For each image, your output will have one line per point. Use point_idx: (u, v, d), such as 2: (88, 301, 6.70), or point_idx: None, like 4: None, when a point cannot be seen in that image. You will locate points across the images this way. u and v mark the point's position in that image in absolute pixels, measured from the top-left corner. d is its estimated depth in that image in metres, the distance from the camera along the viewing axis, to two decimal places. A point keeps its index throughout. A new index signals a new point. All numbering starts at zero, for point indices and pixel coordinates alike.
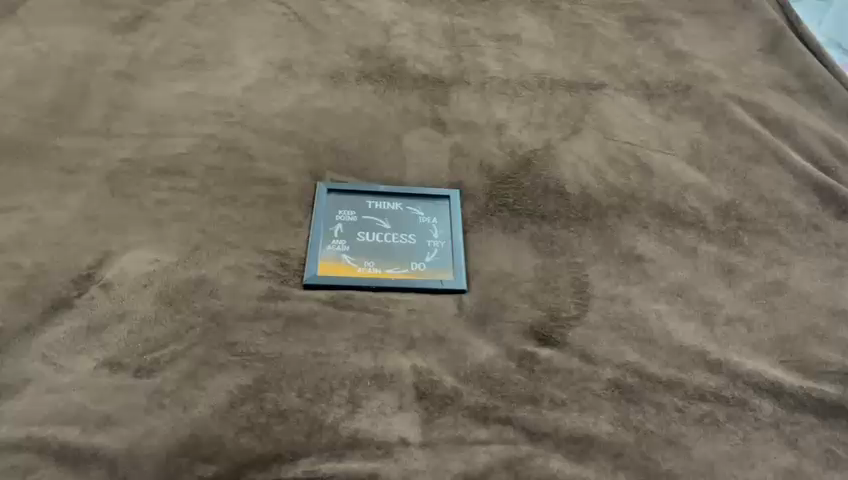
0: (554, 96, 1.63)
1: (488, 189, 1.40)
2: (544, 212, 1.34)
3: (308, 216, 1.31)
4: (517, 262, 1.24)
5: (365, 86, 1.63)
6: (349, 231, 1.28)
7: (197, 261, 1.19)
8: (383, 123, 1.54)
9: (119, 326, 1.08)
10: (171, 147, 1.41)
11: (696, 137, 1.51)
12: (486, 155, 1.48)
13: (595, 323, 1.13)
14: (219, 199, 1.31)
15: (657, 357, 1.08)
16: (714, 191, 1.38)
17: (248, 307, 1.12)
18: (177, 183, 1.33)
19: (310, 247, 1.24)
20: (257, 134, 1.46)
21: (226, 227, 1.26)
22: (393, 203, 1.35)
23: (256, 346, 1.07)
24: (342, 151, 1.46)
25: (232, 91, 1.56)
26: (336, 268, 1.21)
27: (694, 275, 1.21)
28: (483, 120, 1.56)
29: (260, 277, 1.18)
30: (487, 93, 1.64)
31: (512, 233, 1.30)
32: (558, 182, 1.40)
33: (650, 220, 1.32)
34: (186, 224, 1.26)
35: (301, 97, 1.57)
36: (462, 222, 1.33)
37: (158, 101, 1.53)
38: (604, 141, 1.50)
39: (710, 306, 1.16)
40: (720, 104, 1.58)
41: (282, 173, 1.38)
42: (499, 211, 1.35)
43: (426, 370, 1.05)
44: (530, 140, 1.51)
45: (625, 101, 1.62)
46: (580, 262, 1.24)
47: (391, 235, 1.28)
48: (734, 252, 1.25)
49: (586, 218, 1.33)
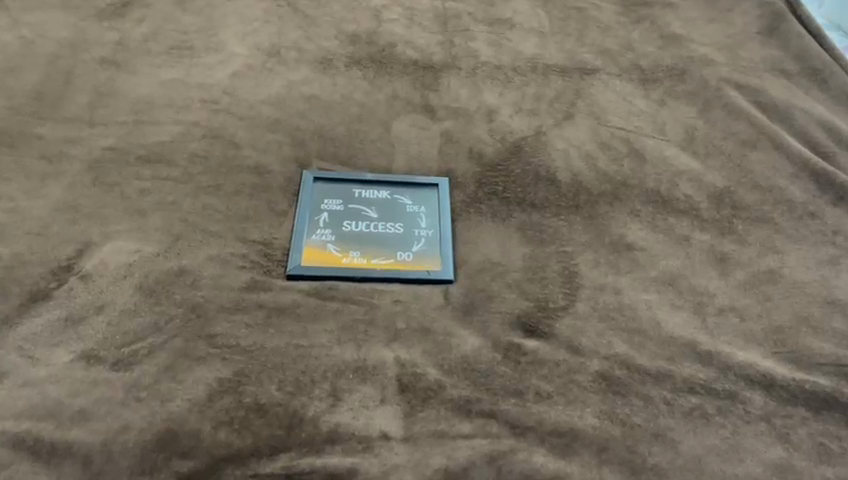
0: (546, 82, 1.60)
1: (477, 177, 1.38)
2: (534, 200, 1.31)
3: (294, 205, 1.29)
4: (505, 251, 1.22)
5: (355, 72, 1.60)
6: (334, 221, 1.26)
7: (179, 251, 1.17)
8: (372, 110, 1.51)
9: (97, 317, 1.06)
10: (155, 134, 1.38)
11: (691, 123, 1.47)
12: (476, 143, 1.45)
13: (584, 314, 1.10)
14: (202, 187, 1.29)
15: (646, 348, 1.05)
16: (708, 178, 1.35)
17: (229, 298, 1.10)
18: (160, 172, 1.31)
19: (295, 237, 1.22)
20: (243, 121, 1.43)
21: (209, 216, 1.24)
22: (381, 192, 1.33)
23: (236, 338, 1.05)
24: (329, 138, 1.43)
25: (218, 78, 1.54)
26: (321, 258, 1.19)
27: (686, 264, 1.19)
28: (474, 106, 1.53)
29: (242, 267, 1.16)
30: (478, 78, 1.61)
31: (501, 222, 1.28)
32: (548, 169, 1.37)
33: (642, 207, 1.30)
34: (168, 214, 1.23)
35: (289, 83, 1.54)
36: (450, 210, 1.31)
37: (143, 88, 1.50)
38: (597, 127, 1.48)
39: (702, 296, 1.13)
40: (716, 88, 1.54)
41: (267, 161, 1.35)
42: (488, 199, 1.33)
43: (409, 362, 1.03)
44: (521, 127, 1.48)
45: (619, 86, 1.58)
46: (570, 251, 1.21)
47: (378, 224, 1.26)
48: (727, 240, 1.22)
49: (577, 205, 1.30)
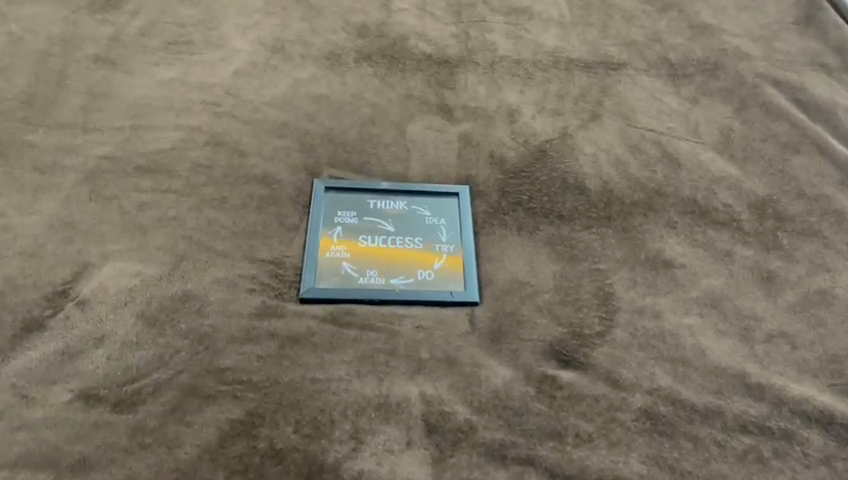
0: (569, 78, 1.50)
1: (500, 184, 1.29)
2: (562, 211, 1.23)
3: (306, 219, 1.20)
4: (533, 270, 1.14)
5: (365, 68, 1.50)
6: (349, 236, 1.17)
7: (183, 274, 1.08)
8: (385, 111, 1.42)
9: (97, 351, 0.98)
10: (154, 141, 1.29)
11: (726, 123, 1.38)
12: (497, 146, 1.36)
13: (622, 342, 1.02)
14: (206, 200, 1.20)
15: (692, 380, 0.98)
16: (748, 185, 1.26)
17: (239, 327, 1.02)
18: (161, 184, 1.22)
19: (308, 255, 1.14)
20: (248, 126, 1.33)
21: (215, 233, 1.15)
22: (397, 202, 1.24)
23: (247, 372, 0.97)
24: (341, 143, 1.34)
25: (221, 77, 1.44)
26: (336, 279, 1.11)
27: (729, 283, 1.11)
28: (495, 106, 1.44)
29: (252, 290, 1.08)
30: (497, 74, 1.51)
31: (527, 236, 1.19)
32: (577, 176, 1.28)
33: (678, 219, 1.21)
34: (171, 231, 1.14)
35: (296, 82, 1.45)
36: (472, 222, 1.22)
37: (140, 89, 1.40)
38: (626, 128, 1.38)
39: (748, 320, 1.05)
40: (752, 85, 1.45)
41: (275, 170, 1.26)
42: (513, 210, 1.24)
43: (436, 398, 0.95)
44: (545, 128, 1.39)
45: (648, 82, 1.49)
46: (603, 269, 1.13)
47: (396, 239, 1.17)
48: (773, 256, 1.14)
49: (609, 217, 1.21)
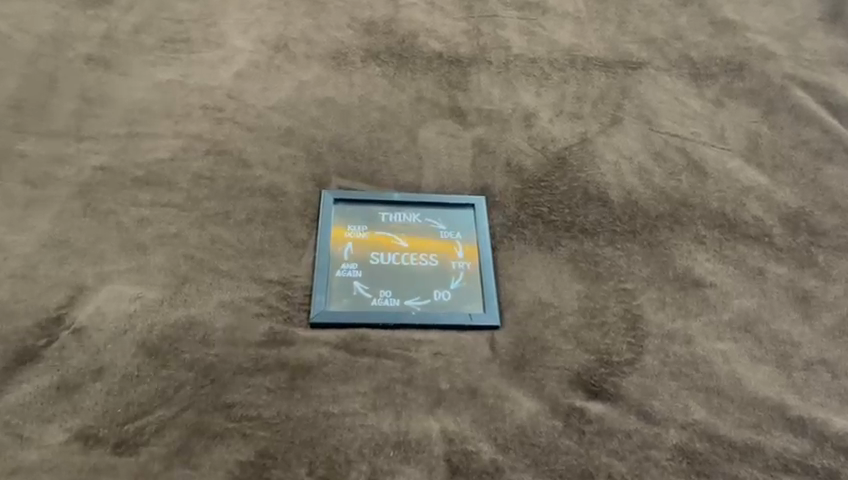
0: (588, 78, 1.43)
1: (518, 195, 1.22)
2: (584, 224, 1.16)
3: (314, 234, 1.14)
4: (556, 289, 1.08)
5: (373, 68, 1.43)
6: (361, 253, 1.11)
7: (186, 298, 1.02)
8: (395, 116, 1.35)
9: (95, 385, 0.92)
10: (152, 150, 1.22)
11: (754, 128, 1.32)
12: (514, 153, 1.29)
13: (653, 370, 0.97)
14: (209, 215, 1.13)
15: (729, 413, 0.93)
16: (780, 196, 1.20)
17: (247, 357, 0.96)
18: (160, 197, 1.15)
19: (317, 274, 1.07)
20: (251, 133, 1.26)
21: (218, 252, 1.08)
22: (410, 215, 1.18)
23: (257, 407, 0.91)
24: (350, 151, 1.27)
25: (221, 79, 1.36)
26: (348, 301, 1.05)
27: (763, 304, 1.05)
28: (510, 109, 1.37)
29: (260, 315, 1.01)
30: (512, 75, 1.44)
31: (548, 252, 1.13)
32: (599, 186, 1.22)
33: (707, 232, 1.15)
34: (172, 250, 1.08)
35: (300, 84, 1.37)
36: (490, 237, 1.16)
37: (136, 92, 1.33)
38: (648, 133, 1.32)
39: (785, 346, 1.00)
40: (780, 86, 1.39)
41: (281, 181, 1.20)
42: (532, 223, 1.18)
43: (458, 435, 0.90)
44: (564, 134, 1.32)
45: (669, 83, 1.42)
46: (630, 288, 1.07)
47: (410, 256, 1.11)
48: (808, 275, 1.09)
49: (634, 230, 1.15)
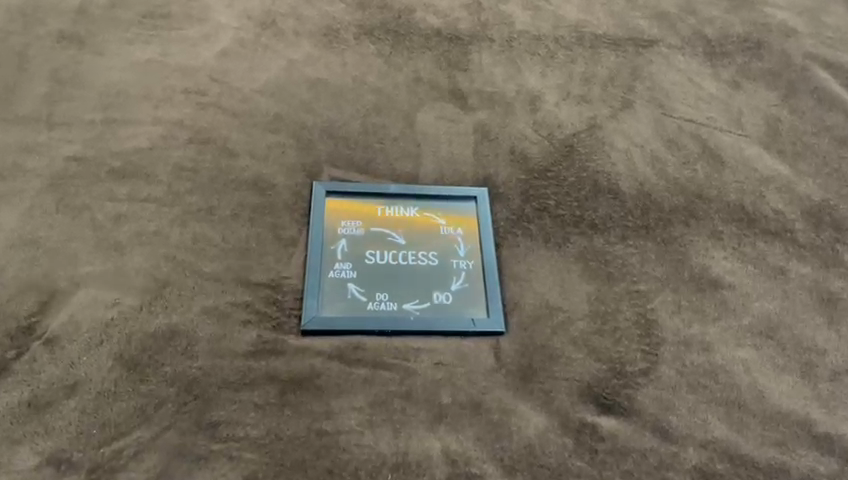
0: (596, 57, 1.34)
1: (522, 186, 1.14)
2: (594, 219, 1.09)
3: (305, 231, 1.06)
4: (565, 291, 1.01)
5: (367, 47, 1.33)
6: (355, 252, 1.04)
7: (166, 304, 0.94)
8: (391, 99, 1.26)
9: (69, 402, 0.85)
10: (130, 138, 1.13)
11: (773, 112, 1.24)
12: (518, 140, 1.21)
13: (670, 381, 0.90)
14: (191, 211, 1.05)
15: (751, 429, 0.87)
16: (802, 187, 1.13)
17: (233, 370, 0.89)
18: (138, 191, 1.07)
19: (309, 275, 1.00)
20: (237, 118, 1.17)
21: (202, 252, 1.01)
22: (407, 209, 1.10)
23: (245, 427, 0.85)
24: (342, 138, 1.19)
25: (204, 59, 1.27)
26: (342, 305, 0.98)
27: (786, 308, 0.99)
28: (514, 91, 1.28)
29: (247, 322, 0.94)
30: (515, 53, 1.34)
31: (556, 250, 1.06)
32: (609, 177, 1.14)
33: (724, 227, 1.08)
34: (151, 250, 1.00)
35: (289, 64, 1.28)
36: (492, 233, 1.08)
37: (112, 73, 1.23)
38: (661, 118, 1.23)
39: (810, 353, 0.94)
40: (801, 67, 1.31)
41: (269, 172, 1.11)
42: (538, 217, 1.10)
43: (461, 456, 0.84)
44: (571, 118, 1.24)
45: (683, 63, 1.33)
46: (643, 290, 1.00)
47: (408, 255, 1.04)
48: (833, 274, 1.02)
49: (647, 226, 1.08)
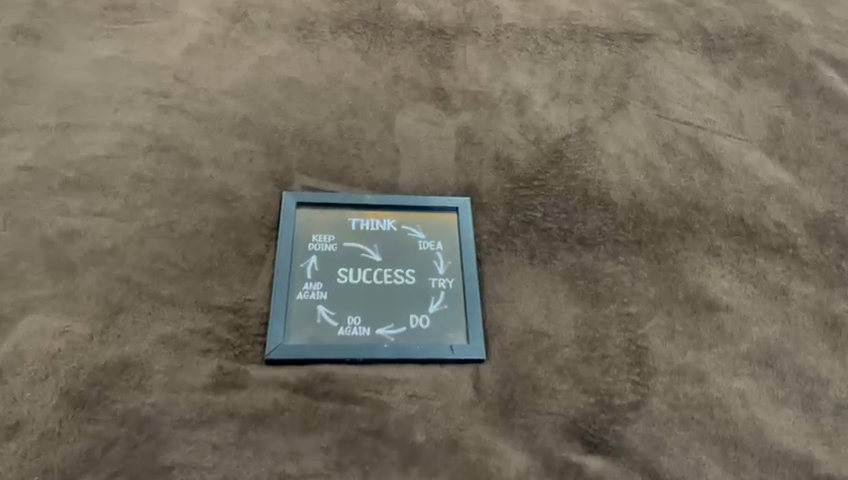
0: (588, 53, 1.25)
1: (507, 195, 1.07)
2: (583, 233, 1.02)
3: (273, 247, 0.99)
4: (550, 314, 0.94)
5: (344, 41, 1.25)
6: (327, 270, 0.97)
7: (119, 333, 0.87)
8: (369, 99, 1.18)
9: (9, 444, 0.78)
10: (85, 145, 1.05)
11: (776, 114, 1.16)
12: (504, 144, 1.13)
13: (661, 417, 0.84)
14: (149, 227, 0.97)
15: (748, 471, 0.81)
16: (806, 198, 1.06)
17: (191, 407, 0.83)
18: (93, 204, 0.99)
19: (276, 297, 0.93)
20: (201, 123, 1.09)
21: (160, 273, 0.93)
22: (384, 221, 1.03)
23: (201, 471, 0.79)
24: (315, 143, 1.11)
25: (169, 56, 1.18)
26: (310, 330, 0.91)
27: (786, 332, 0.92)
28: (500, 91, 1.20)
29: (207, 352, 0.88)
30: (502, 48, 1.26)
31: (541, 267, 0.99)
32: (599, 186, 1.07)
33: (722, 242, 1.01)
34: (105, 271, 0.93)
35: (260, 61, 1.20)
36: (474, 248, 1.01)
37: (69, 72, 1.15)
38: (656, 120, 1.16)
39: (812, 384, 0.88)
40: (806, 65, 1.23)
41: (235, 183, 1.04)
42: (524, 230, 1.03)
43: None
44: (560, 121, 1.16)
45: (680, 58, 1.25)
46: (634, 313, 0.94)
47: (383, 273, 0.97)
48: (838, 295, 0.96)
49: (639, 241, 1.01)
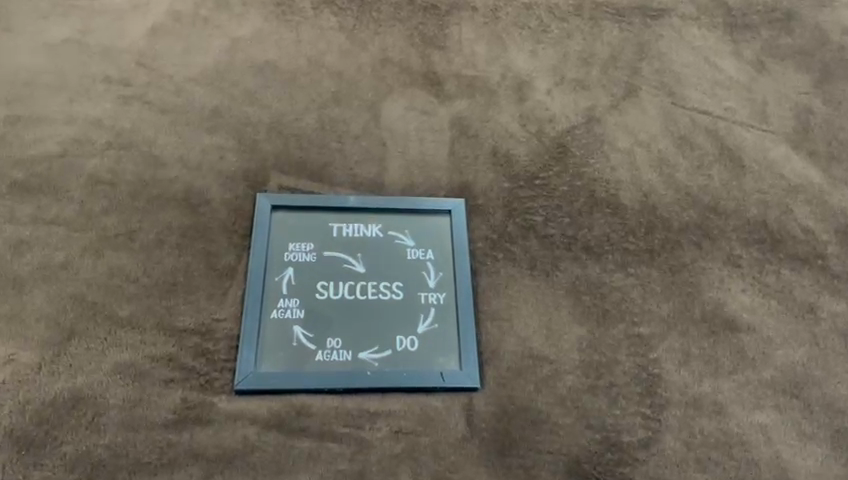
0: (597, 31, 1.14)
1: (505, 196, 0.97)
2: (589, 241, 0.92)
3: (245, 257, 0.89)
4: (552, 335, 0.85)
5: (326, 19, 1.13)
6: (305, 285, 0.87)
7: (71, 362, 0.78)
8: (353, 85, 1.07)
9: None
10: (37, 141, 0.94)
11: (804, 102, 1.06)
12: (502, 137, 1.02)
13: (674, 457, 0.76)
14: (106, 236, 0.88)
15: None
16: (836, 199, 0.96)
17: (150, 447, 0.74)
18: (44, 211, 0.89)
19: (247, 316, 0.84)
20: (166, 116, 0.99)
21: (117, 289, 0.84)
22: (369, 227, 0.93)
23: None
24: (294, 136, 1.00)
25: (131, 37, 1.07)
26: (285, 355, 0.82)
27: (814, 356, 0.83)
28: (499, 75, 1.09)
29: (169, 381, 0.79)
30: (502, 26, 1.14)
31: (543, 280, 0.89)
32: (607, 186, 0.97)
33: (743, 251, 0.91)
34: (56, 288, 0.83)
35: (233, 42, 1.08)
36: (469, 256, 0.91)
37: (20, 55, 1.03)
38: (671, 109, 1.05)
39: (842, 417, 0.79)
40: (837, 46, 1.12)
41: (203, 184, 0.94)
42: (524, 237, 0.93)
43: None
44: (565, 110, 1.05)
45: (698, 37, 1.13)
46: (645, 335, 0.84)
47: (367, 288, 0.88)
48: None
49: (650, 250, 0.91)
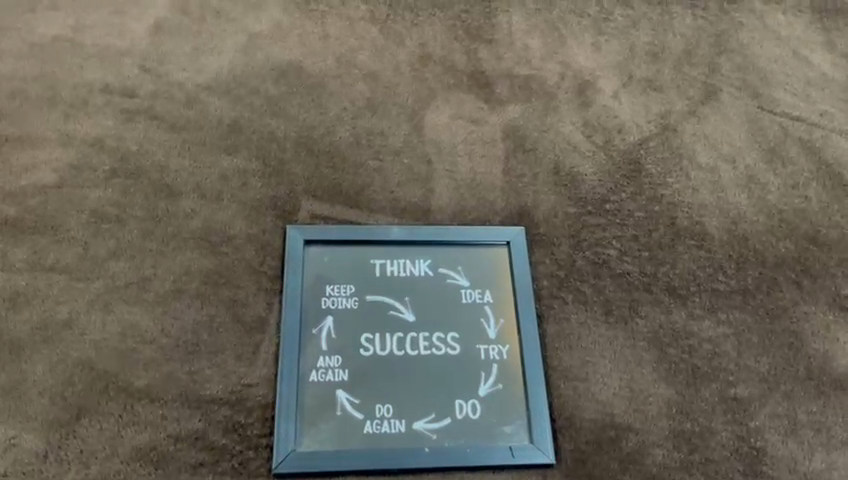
0: (666, 20, 0.99)
1: (573, 223, 0.84)
2: (671, 280, 0.80)
3: (276, 305, 0.76)
4: (636, 398, 0.73)
5: (356, 8, 0.98)
6: (346, 339, 0.74)
7: (82, 447, 0.67)
8: (391, 88, 0.92)
9: None
10: (28, 169, 0.81)
11: None
12: (565, 151, 0.89)
13: None
14: (116, 287, 0.75)
15: None
16: None
17: None
18: (41, 255, 0.76)
19: (282, 381, 0.71)
20: (178, 135, 0.85)
21: (131, 354, 0.72)
22: (417, 263, 0.79)
23: None
24: (325, 153, 0.87)
25: (132, 35, 0.92)
26: (328, 428, 0.70)
27: None
28: (557, 75, 0.94)
29: (197, 467, 0.68)
30: (557, 14, 0.99)
31: (621, 329, 0.77)
32: (689, 213, 0.84)
33: None
34: (60, 353, 0.71)
35: (250, 39, 0.94)
36: (533, 299, 0.79)
37: (4, 60, 0.89)
38: (757, 115, 0.91)
39: None
40: None
41: (225, 218, 0.81)
42: (597, 274, 0.80)
43: None
44: (636, 117, 0.91)
45: (784, 25, 0.99)
46: (744, 397, 0.73)
47: (419, 341, 0.75)
48: None
49: (744, 290, 0.79)
